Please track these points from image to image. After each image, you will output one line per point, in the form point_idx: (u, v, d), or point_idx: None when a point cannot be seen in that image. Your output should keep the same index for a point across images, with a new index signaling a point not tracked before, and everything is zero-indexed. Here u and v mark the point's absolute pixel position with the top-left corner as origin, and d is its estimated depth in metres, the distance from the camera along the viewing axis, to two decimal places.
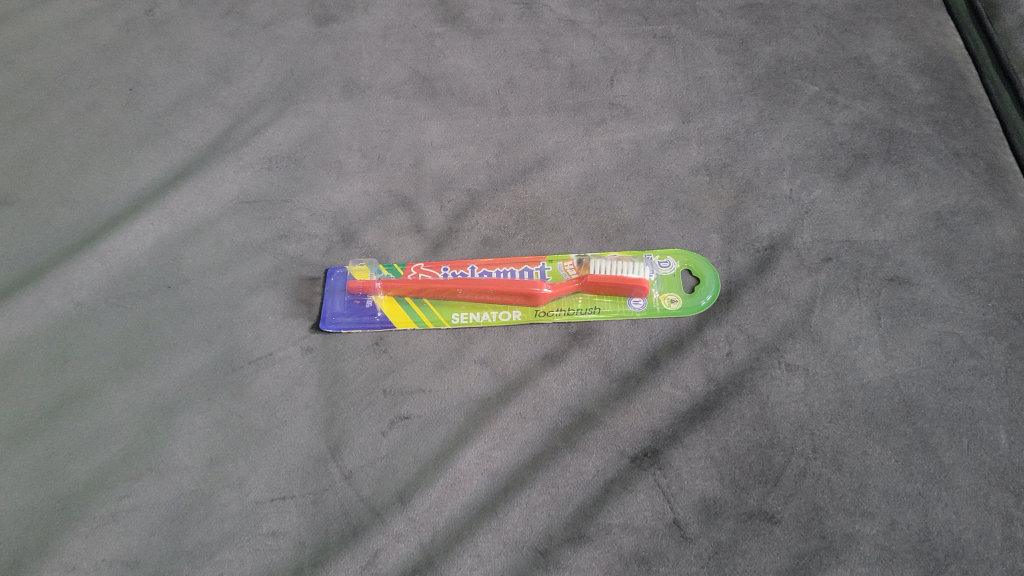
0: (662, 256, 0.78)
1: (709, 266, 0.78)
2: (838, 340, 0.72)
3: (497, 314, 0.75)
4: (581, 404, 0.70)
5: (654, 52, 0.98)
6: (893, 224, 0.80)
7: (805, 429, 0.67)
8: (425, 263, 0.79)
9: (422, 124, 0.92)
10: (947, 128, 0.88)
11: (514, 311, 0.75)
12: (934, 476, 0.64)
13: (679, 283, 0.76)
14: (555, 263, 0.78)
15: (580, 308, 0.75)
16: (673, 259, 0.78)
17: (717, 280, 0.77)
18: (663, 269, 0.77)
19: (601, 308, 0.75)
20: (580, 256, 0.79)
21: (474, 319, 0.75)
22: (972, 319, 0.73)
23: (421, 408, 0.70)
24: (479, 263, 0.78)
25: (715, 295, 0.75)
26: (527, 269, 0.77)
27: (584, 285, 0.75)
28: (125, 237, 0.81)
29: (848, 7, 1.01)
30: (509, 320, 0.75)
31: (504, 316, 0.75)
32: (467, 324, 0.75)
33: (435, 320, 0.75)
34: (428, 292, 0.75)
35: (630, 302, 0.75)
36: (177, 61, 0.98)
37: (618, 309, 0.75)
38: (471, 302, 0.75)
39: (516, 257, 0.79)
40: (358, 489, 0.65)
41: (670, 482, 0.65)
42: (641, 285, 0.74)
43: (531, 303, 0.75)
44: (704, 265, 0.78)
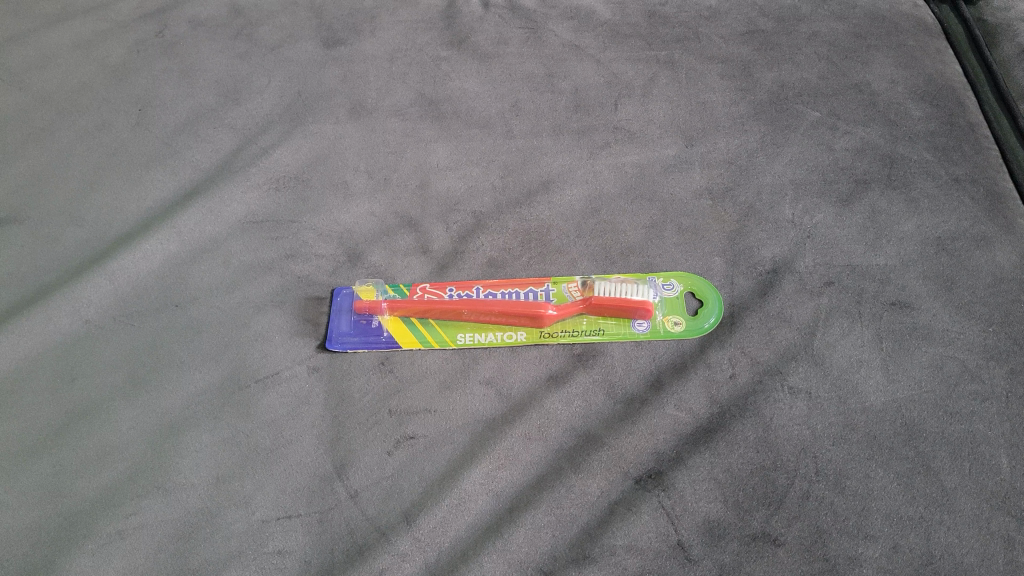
0: (664, 278, 0.79)
1: (711, 289, 0.78)
2: (840, 363, 0.73)
3: (502, 334, 0.76)
4: (585, 425, 0.70)
5: (658, 77, 0.99)
6: (894, 249, 0.81)
7: (808, 452, 0.67)
8: (431, 283, 0.79)
9: (428, 147, 0.93)
10: (947, 154, 0.89)
11: (519, 332, 0.76)
12: (936, 500, 0.64)
13: (683, 306, 0.77)
14: (560, 285, 0.79)
15: (584, 330, 0.76)
16: (676, 282, 0.79)
17: (719, 302, 0.77)
18: (667, 290, 0.78)
19: (605, 329, 0.76)
20: (585, 278, 0.79)
21: (480, 340, 0.75)
22: (973, 344, 0.74)
23: (427, 428, 0.70)
24: (485, 285, 0.79)
25: (718, 317, 0.76)
26: (532, 291, 0.78)
27: (589, 307, 0.76)
28: (134, 256, 0.82)
29: (849, 34, 1.03)
30: (514, 341, 0.75)
31: (508, 337, 0.76)
32: (472, 345, 0.75)
33: (441, 340, 0.75)
34: (433, 313, 0.76)
35: (634, 324, 0.76)
36: (187, 83, 0.99)
37: (622, 330, 0.75)
38: (476, 323, 0.76)
39: (522, 278, 0.80)
40: (364, 508, 0.65)
41: (674, 503, 0.65)
42: (645, 307, 0.75)
43: (535, 324, 0.75)
44: (707, 288, 0.79)
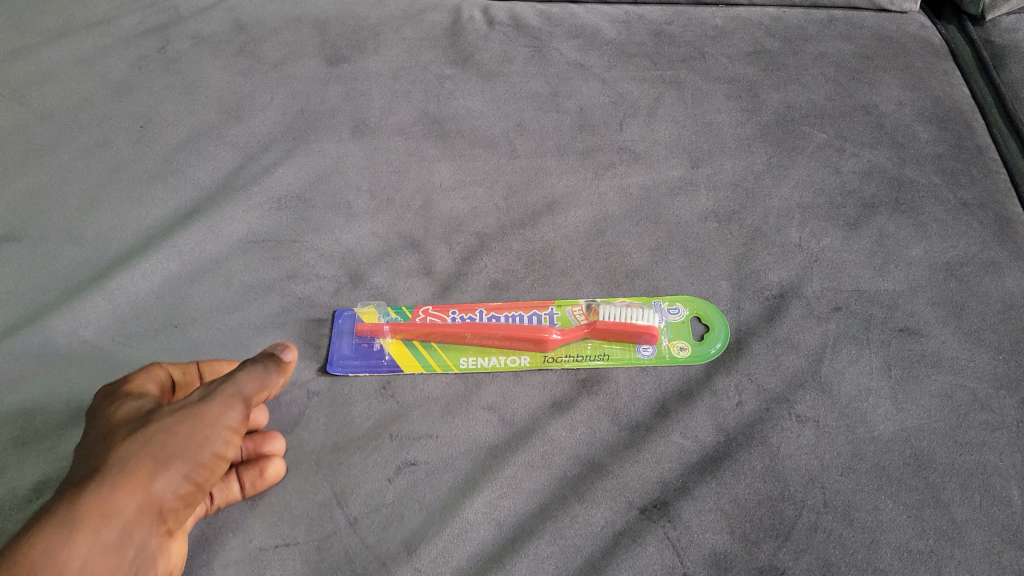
0: (669, 302, 0.79)
1: (717, 313, 0.78)
2: (848, 391, 0.72)
3: (505, 359, 0.75)
4: (590, 453, 0.69)
5: (664, 97, 0.98)
6: (903, 274, 0.80)
7: (816, 482, 0.66)
8: (434, 305, 0.79)
9: (432, 166, 0.92)
10: (955, 177, 0.88)
11: (523, 356, 0.75)
12: (946, 533, 0.63)
13: (688, 331, 0.77)
14: (564, 308, 0.78)
15: (589, 355, 0.75)
16: (682, 306, 0.78)
17: (725, 328, 0.77)
18: (672, 313, 0.78)
19: (610, 354, 0.75)
20: (589, 301, 0.79)
21: (483, 364, 0.75)
22: (983, 372, 0.73)
23: (429, 454, 0.69)
24: (488, 307, 0.79)
25: (724, 343, 0.76)
26: (535, 314, 0.78)
27: (593, 331, 0.76)
28: (133, 275, 0.81)
29: (856, 55, 1.02)
30: (517, 365, 0.75)
31: (511, 361, 0.75)
32: (475, 369, 0.75)
33: (444, 364, 0.75)
34: (436, 336, 0.76)
35: (638, 349, 0.75)
36: (188, 100, 0.98)
37: (627, 356, 0.75)
38: (479, 346, 0.76)
39: (526, 301, 0.79)
40: (364, 537, 0.64)
41: (680, 535, 0.64)
42: (650, 332, 0.75)
43: (538, 348, 0.75)
44: (712, 312, 0.78)
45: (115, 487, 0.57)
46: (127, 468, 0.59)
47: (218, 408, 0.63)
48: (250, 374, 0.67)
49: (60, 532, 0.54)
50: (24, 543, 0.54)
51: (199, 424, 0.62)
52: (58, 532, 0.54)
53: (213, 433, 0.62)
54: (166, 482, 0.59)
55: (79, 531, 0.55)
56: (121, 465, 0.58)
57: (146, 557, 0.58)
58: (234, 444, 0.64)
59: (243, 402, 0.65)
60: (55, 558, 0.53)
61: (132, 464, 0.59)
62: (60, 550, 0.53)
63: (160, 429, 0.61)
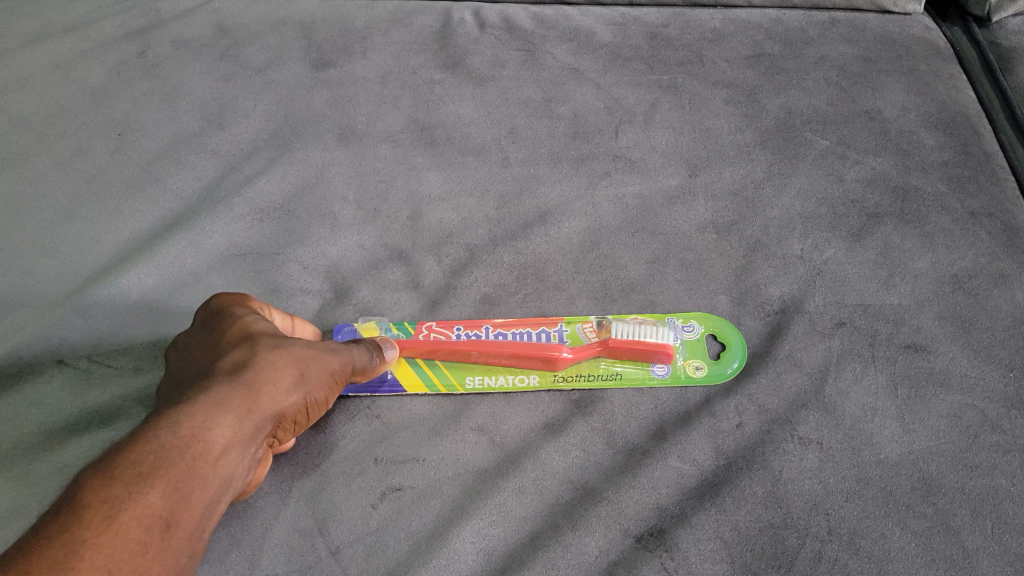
0: (683, 318, 0.75)
1: (734, 331, 0.74)
2: (853, 412, 0.69)
3: (513, 378, 0.72)
4: (582, 478, 0.66)
5: (660, 102, 0.95)
6: (909, 287, 0.77)
7: (820, 508, 0.63)
8: (437, 322, 0.75)
9: (421, 175, 0.89)
10: (962, 186, 0.85)
11: (533, 375, 0.72)
12: (957, 563, 0.60)
13: (704, 350, 0.73)
14: (574, 325, 0.75)
15: (601, 375, 0.71)
16: (697, 323, 0.75)
17: (742, 346, 0.73)
18: (687, 330, 0.74)
19: (623, 374, 0.72)
20: (600, 318, 0.75)
21: (490, 384, 0.71)
22: (993, 391, 0.70)
23: (415, 479, 0.66)
24: (494, 323, 0.75)
25: (742, 362, 0.72)
26: (544, 331, 0.74)
27: (606, 349, 0.72)
28: (109, 291, 0.78)
29: (858, 58, 0.99)
30: (526, 386, 0.71)
31: (520, 381, 0.72)
32: (482, 389, 0.71)
33: (449, 384, 0.72)
34: (439, 353, 0.72)
35: (653, 368, 0.72)
36: (169, 106, 0.95)
37: (641, 376, 0.71)
38: (486, 364, 0.72)
39: (533, 317, 0.76)
40: (346, 568, 0.61)
41: (678, 565, 0.61)
42: (665, 351, 0.71)
43: (549, 367, 0.71)
44: (728, 330, 0.74)
45: (257, 387, 0.58)
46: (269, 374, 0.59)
47: (337, 360, 0.64)
48: (364, 351, 0.67)
49: (212, 412, 0.54)
50: (180, 410, 0.54)
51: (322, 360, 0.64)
52: (210, 407, 0.54)
53: (329, 374, 0.64)
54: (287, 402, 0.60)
55: (224, 415, 0.55)
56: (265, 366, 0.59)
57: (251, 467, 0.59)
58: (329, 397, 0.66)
59: (354, 368, 0.66)
60: (206, 431, 0.53)
61: (275, 374, 0.59)
62: (211, 429, 0.53)
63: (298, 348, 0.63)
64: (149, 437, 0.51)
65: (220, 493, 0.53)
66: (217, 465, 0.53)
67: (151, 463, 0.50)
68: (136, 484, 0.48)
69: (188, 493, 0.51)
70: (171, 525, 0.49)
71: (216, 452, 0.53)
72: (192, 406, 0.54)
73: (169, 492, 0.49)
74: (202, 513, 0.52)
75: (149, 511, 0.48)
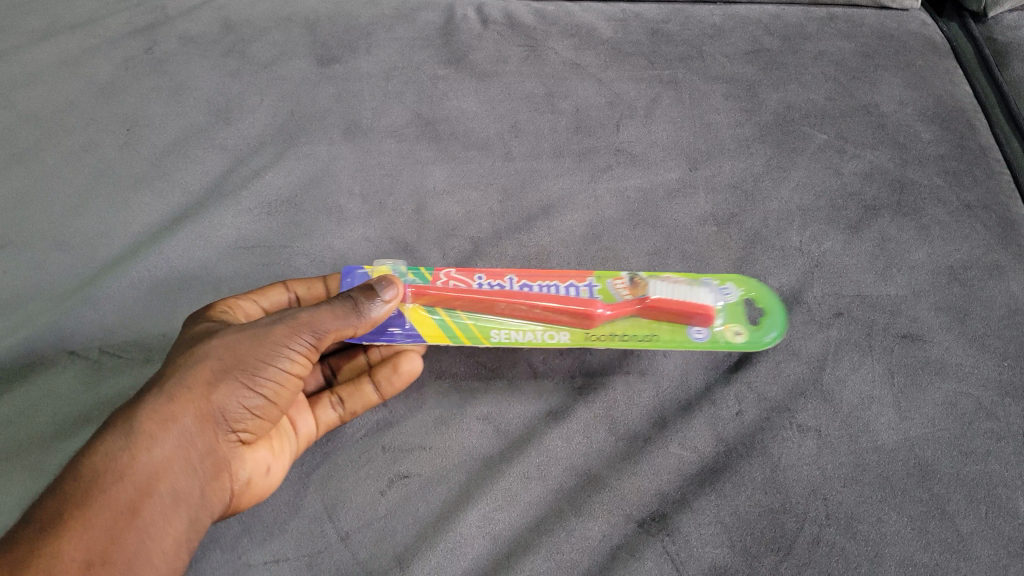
0: (719, 281, 0.75)
1: (773, 300, 0.75)
2: (850, 400, 0.70)
3: (544, 333, 0.70)
4: (585, 464, 0.67)
5: (661, 97, 0.96)
6: (905, 278, 0.79)
7: (818, 493, 0.65)
8: (458, 273, 0.75)
9: (425, 169, 0.90)
10: (958, 179, 0.87)
11: (563, 331, 0.71)
12: (952, 546, 0.62)
13: (743, 315, 0.73)
14: (605, 282, 0.74)
15: (637, 335, 0.70)
16: (733, 288, 0.75)
17: (783, 316, 0.74)
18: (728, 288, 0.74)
19: (660, 335, 0.70)
20: (632, 276, 0.75)
21: (517, 339, 0.70)
22: (988, 379, 0.71)
23: (422, 466, 0.68)
24: (519, 277, 0.75)
25: (780, 333, 0.73)
26: (573, 286, 0.74)
27: (644, 308, 0.70)
28: (120, 284, 0.79)
29: (856, 53, 1.00)
30: (557, 342, 0.70)
31: (550, 337, 0.70)
32: (507, 343, 0.70)
33: (474, 336, 0.70)
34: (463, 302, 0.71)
35: (691, 331, 0.70)
36: (176, 102, 0.97)
37: (678, 337, 0.70)
38: (513, 317, 0.71)
39: (561, 273, 0.75)
40: (355, 552, 0.63)
41: (679, 549, 0.62)
42: (708, 313, 0.69)
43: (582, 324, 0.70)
44: (769, 300, 0.75)
45: (175, 397, 0.59)
46: (191, 378, 0.60)
47: (282, 329, 0.62)
48: (328, 306, 0.63)
49: (128, 435, 0.57)
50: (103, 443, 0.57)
51: (273, 337, 0.62)
52: (123, 432, 0.57)
53: (280, 347, 0.62)
54: (225, 394, 0.60)
55: (147, 434, 0.57)
56: (188, 371, 0.60)
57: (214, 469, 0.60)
58: (302, 365, 0.64)
59: (313, 328, 0.63)
60: (120, 463, 0.56)
61: (192, 376, 0.60)
62: (127, 452, 0.56)
63: (237, 338, 0.62)
64: (65, 486, 0.55)
65: (160, 510, 0.57)
66: (142, 490, 0.56)
67: (61, 511, 0.54)
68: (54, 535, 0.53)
69: (117, 527, 0.55)
70: (95, 564, 0.53)
71: (137, 475, 0.56)
72: (108, 433, 0.57)
73: (82, 534, 0.53)
74: (139, 535, 0.55)
75: (72, 558, 0.53)
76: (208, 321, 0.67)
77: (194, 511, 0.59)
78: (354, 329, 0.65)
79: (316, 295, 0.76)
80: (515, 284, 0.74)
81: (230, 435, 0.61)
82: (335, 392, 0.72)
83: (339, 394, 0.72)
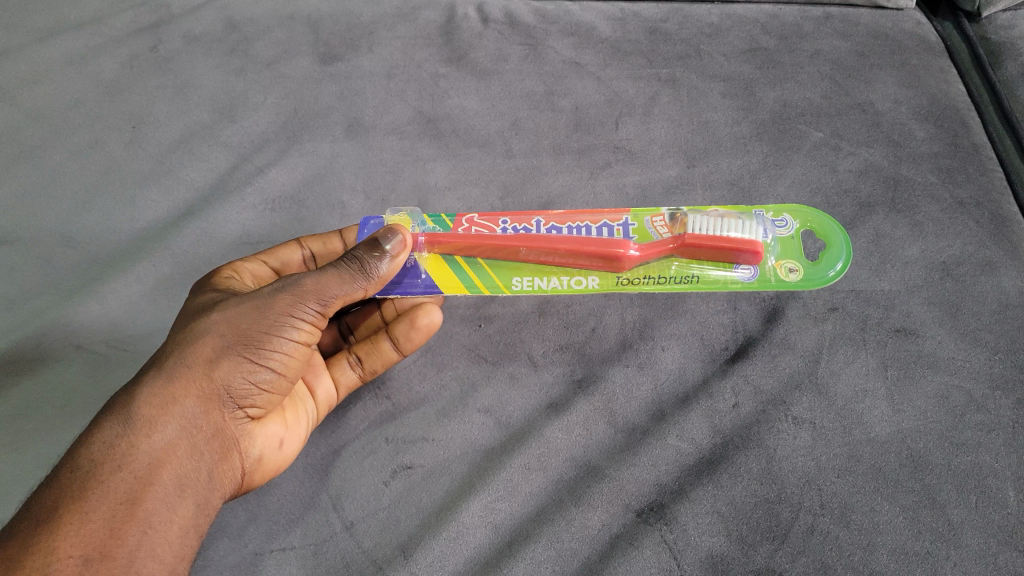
0: (775, 215, 0.76)
1: (838, 233, 0.75)
2: (845, 392, 0.72)
3: (570, 280, 0.73)
4: (585, 455, 0.69)
5: (659, 95, 0.98)
6: (899, 274, 0.80)
7: (813, 484, 0.66)
8: (480, 218, 0.77)
9: (426, 166, 0.91)
10: (951, 176, 0.88)
11: (591, 276, 0.73)
12: (943, 535, 0.63)
13: (797, 251, 0.73)
14: (644, 221, 0.75)
15: (671, 278, 0.71)
16: (789, 222, 0.75)
17: (846, 250, 0.74)
18: (779, 225, 0.75)
19: (699, 276, 0.71)
20: (676, 213, 0.75)
21: (539, 287, 0.73)
22: (979, 372, 0.73)
23: (425, 457, 0.69)
24: (548, 220, 0.76)
25: (843, 270, 0.73)
26: (606, 227, 0.75)
27: (681, 248, 0.70)
28: (127, 279, 0.81)
29: (852, 52, 1.02)
30: (584, 289, 0.72)
31: (577, 284, 0.73)
32: (529, 291, 0.73)
33: (495, 287, 0.73)
34: (483, 251, 0.72)
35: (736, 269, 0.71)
36: (181, 100, 0.98)
37: (719, 278, 0.71)
38: (535, 265, 0.73)
39: (596, 214, 0.76)
40: (360, 541, 0.64)
41: (677, 537, 0.64)
42: (753, 250, 0.68)
43: (614, 269, 0.71)
44: (835, 233, 0.75)
45: (173, 380, 0.60)
46: (188, 360, 0.61)
47: (286, 299, 0.62)
48: (333, 271, 0.63)
49: (125, 423, 0.58)
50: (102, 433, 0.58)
51: (273, 309, 0.62)
52: (121, 421, 0.58)
53: (284, 318, 0.62)
54: (227, 371, 0.61)
55: (145, 421, 0.58)
56: (185, 352, 0.61)
57: (221, 448, 0.62)
58: (310, 332, 0.65)
59: (318, 295, 0.63)
60: (118, 452, 0.57)
61: (189, 357, 0.61)
62: (126, 440, 0.57)
63: (236, 314, 0.62)
64: (62, 477, 0.56)
65: (163, 497, 0.57)
66: (142, 477, 0.56)
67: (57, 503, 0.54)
68: (52, 530, 0.53)
69: (120, 516, 0.55)
70: (94, 559, 0.52)
71: (136, 463, 0.57)
72: (106, 422, 0.58)
73: (81, 529, 0.53)
74: (142, 526, 0.55)
75: (76, 546, 0.53)
76: (211, 295, 0.68)
77: (201, 495, 0.60)
78: (364, 290, 0.65)
79: (332, 250, 0.79)
80: (542, 227, 0.76)
81: (237, 411, 0.63)
82: (353, 353, 0.76)
83: (357, 354, 0.76)
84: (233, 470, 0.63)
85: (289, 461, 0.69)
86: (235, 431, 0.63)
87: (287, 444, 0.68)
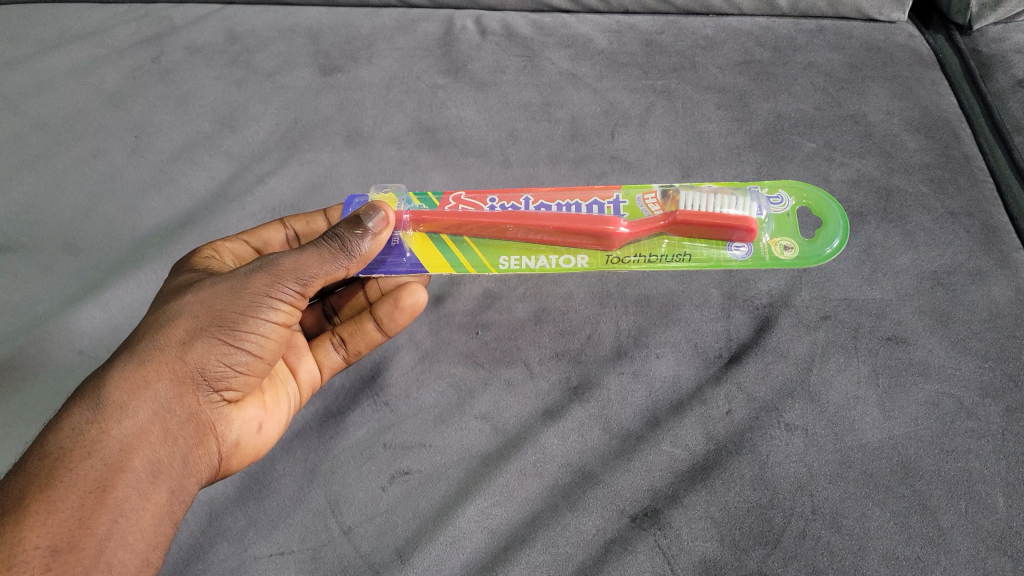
0: (770, 192, 0.80)
1: (837, 214, 0.79)
2: (836, 399, 0.73)
3: (558, 259, 0.75)
4: (580, 461, 0.70)
5: (654, 107, 0.99)
6: (890, 282, 0.81)
7: (805, 489, 0.67)
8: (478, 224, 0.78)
9: (425, 175, 0.93)
10: (942, 186, 0.89)
11: (580, 256, 0.75)
12: (932, 539, 0.64)
13: (792, 228, 0.76)
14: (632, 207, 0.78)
15: (663, 257, 0.74)
16: (784, 198, 0.79)
17: (842, 225, 0.78)
18: (774, 202, 0.78)
19: (693, 254, 0.74)
20: (668, 190, 0.78)
21: (527, 265, 0.75)
22: (970, 379, 0.74)
23: (422, 463, 0.70)
24: (536, 198, 0.80)
25: (840, 245, 0.76)
26: (595, 204, 0.78)
27: (673, 226, 0.73)
28: (129, 286, 0.82)
29: (845, 64, 1.03)
30: (573, 268, 0.74)
31: (566, 262, 0.75)
32: (517, 270, 0.75)
33: (481, 265, 0.75)
34: (471, 229, 0.75)
35: (730, 248, 0.74)
36: (183, 109, 0.99)
37: (714, 255, 0.74)
38: (523, 244, 0.75)
39: (584, 192, 0.80)
40: (358, 545, 0.65)
41: (670, 542, 0.64)
42: (748, 227, 0.71)
43: (603, 248, 0.74)
44: (833, 213, 0.79)
45: (147, 361, 0.61)
46: (164, 341, 0.62)
47: (264, 278, 0.64)
48: (312, 251, 0.65)
49: (96, 409, 0.59)
50: (73, 420, 0.59)
51: (250, 289, 0.64)
52: (92, 409, 0.59)
53: (262, 298, 0.64)
54: (202, 353, 0.62)
55: (117, 406, 0.59)
56: (160, 334, 0.62)
57: (197, 433, 0.62)
58: (287, 313, 0.66)
59: (296, 274, 0.65)
60: (87, 439, 0.57)
61: (164, 338, 0.62)
62: (97, 426, 0.58)
63: (213, 294, 0.64)
64: (31, 463, 0.57)
65: (134, 482, 0.58)
66: (113, 462, 0.57)
67: (25, 492, 0.55)
68: (19, 519, 0.53)
69: (89, 502, 0.55)
70: (62, 549, 0.53)
71: (108, 450, 0.57)
72: (78, 408, 0.59)
73: (48, 518, 0.54)
74: (112, 514, 0.56)
75: (44, 533, 0.53)
76: (185, 279, 0.70)
77: (176, 480, 0.60)
78: (345, 268, 0.67)
79: (315, 229, 0.82)
80: (530, 204, 0.79)
81: (213, 394, 0.64)
82: (338, 333, 0.79)
83: (341, 335, 0.78)
84: (209, 454, 0.64)
85: (267, 446, 0.70)
86: (210, 415, 0.64)
87: (265, 429, 0.69)
